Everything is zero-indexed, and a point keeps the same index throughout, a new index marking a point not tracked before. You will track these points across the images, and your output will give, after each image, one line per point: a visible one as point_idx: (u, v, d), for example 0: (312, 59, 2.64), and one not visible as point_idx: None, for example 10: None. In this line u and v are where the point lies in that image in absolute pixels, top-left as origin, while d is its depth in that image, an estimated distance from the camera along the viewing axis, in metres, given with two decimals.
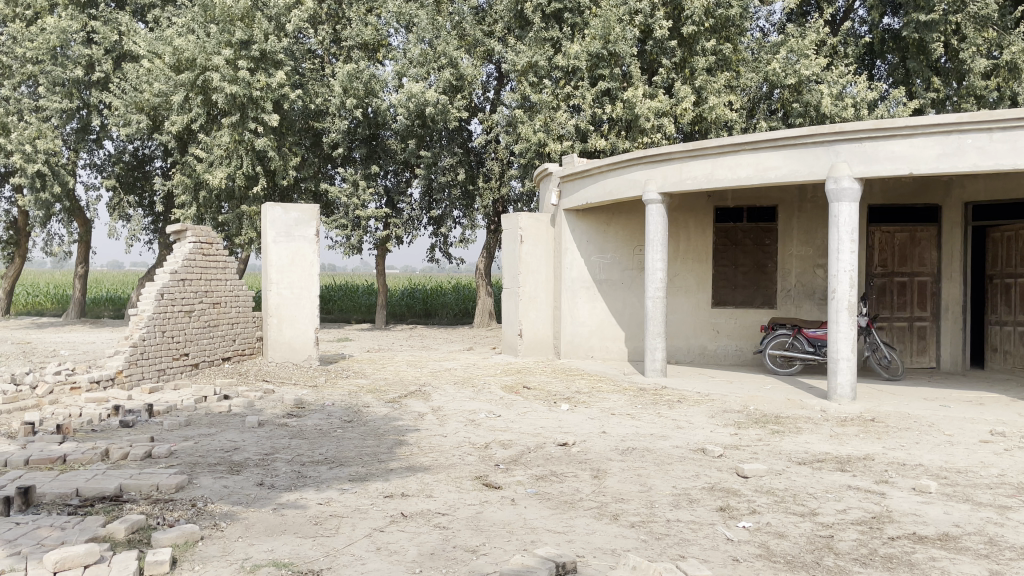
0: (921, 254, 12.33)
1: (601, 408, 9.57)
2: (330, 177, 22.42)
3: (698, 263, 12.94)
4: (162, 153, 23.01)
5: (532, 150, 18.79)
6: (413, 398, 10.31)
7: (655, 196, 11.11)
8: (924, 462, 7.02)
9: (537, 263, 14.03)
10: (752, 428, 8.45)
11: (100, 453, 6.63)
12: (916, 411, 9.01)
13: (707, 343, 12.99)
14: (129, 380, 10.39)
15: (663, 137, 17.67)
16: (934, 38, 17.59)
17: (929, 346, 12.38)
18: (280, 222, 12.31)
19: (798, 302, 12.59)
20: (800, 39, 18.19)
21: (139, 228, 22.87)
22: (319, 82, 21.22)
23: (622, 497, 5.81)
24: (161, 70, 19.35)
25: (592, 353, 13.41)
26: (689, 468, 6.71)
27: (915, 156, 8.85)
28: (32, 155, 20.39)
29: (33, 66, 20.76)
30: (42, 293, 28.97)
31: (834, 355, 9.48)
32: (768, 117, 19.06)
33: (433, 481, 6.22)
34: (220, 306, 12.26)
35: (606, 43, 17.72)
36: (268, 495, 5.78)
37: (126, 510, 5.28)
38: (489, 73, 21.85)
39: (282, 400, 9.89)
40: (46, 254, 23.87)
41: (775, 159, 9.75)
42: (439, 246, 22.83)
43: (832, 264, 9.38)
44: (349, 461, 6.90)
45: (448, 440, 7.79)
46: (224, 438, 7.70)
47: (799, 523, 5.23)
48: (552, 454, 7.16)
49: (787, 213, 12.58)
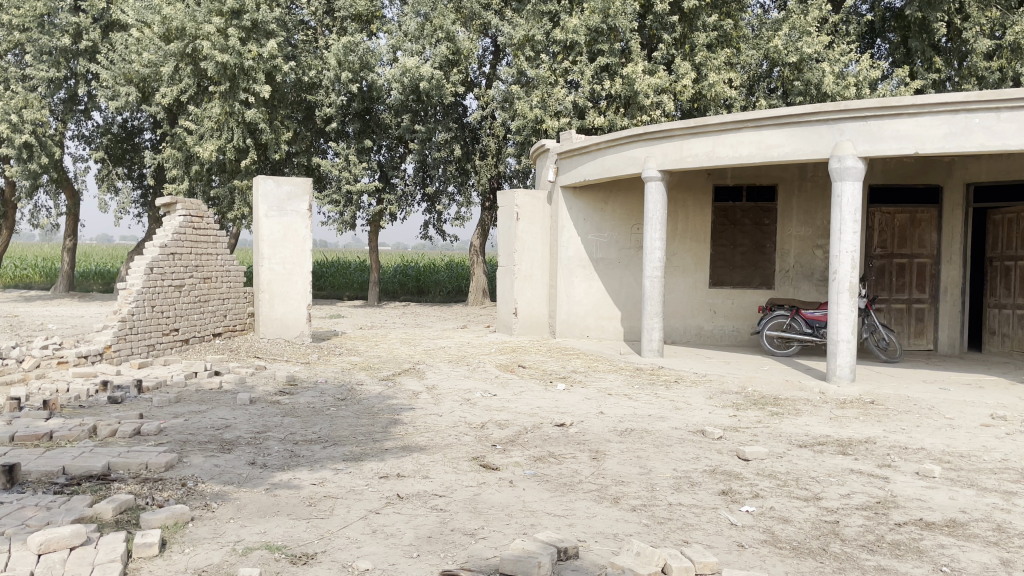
0: (920, 236, 12.21)
1: (597, 388, 9.46)
2: (322, 152, 22.14)
3: (696, 243, 12.80)
4: (152, 125, 22.65)
5: (529, 126, 18.51)
6: (407, 376, 10.18)
7: (655, 174, 10.95)
8: (926, 446, 6.94)
9: (533, 242, 13.86)
10: (751, 409, 8.36)
11: (88, 430, 6.48)
12: (916, 394, 8.93)
13: (704, 324, 12.87)
14: (118, 355, 10.22)
15: (662, 115, 17.49)
16: (937, 17, 17.43)
17: (926, 328, 12.30)
18: (272, 195, 12.07)
19: (796, 283, 12.49)
20: (803, 15, 17.97)
21: (128, 201, 22.57)
22: (312, 54, 20.88)
23: (621, 479, 5.69)
24: (150, 40, 19.01)
25: (588, 332, 13.28)
26: (689, 450, 6.60)
27: (920, 135, 8.70)
28: (19, 125, 20.02)
29: (20, 34, 20.41)
30: (30, 266, 28.66)
31: (833, 337, 9.38)
32: (767, 95, 18.88)
33: (429, 461, 6.10)
34: (210, 281, 12.06)
35: (605, 17, 17.44)
36: (261, 475, 5.64)
37: (114, 489, 5.13)
38: (486, 47, 21.53)
39: (274, 377, 9.73)
40: (34, 226, 23.54)
41: (777, 137, 9.57)
42: (432, 223, 22.65)
43: (834, 246, 9.25)
44: (344, 440, 6.76)
45: (444, 420, 7.66)
46: (215, 415, 7.55)
47: (803, 508, 5.13)
48: (549, 435, 7.04)
49: (786, 193, 12.45)
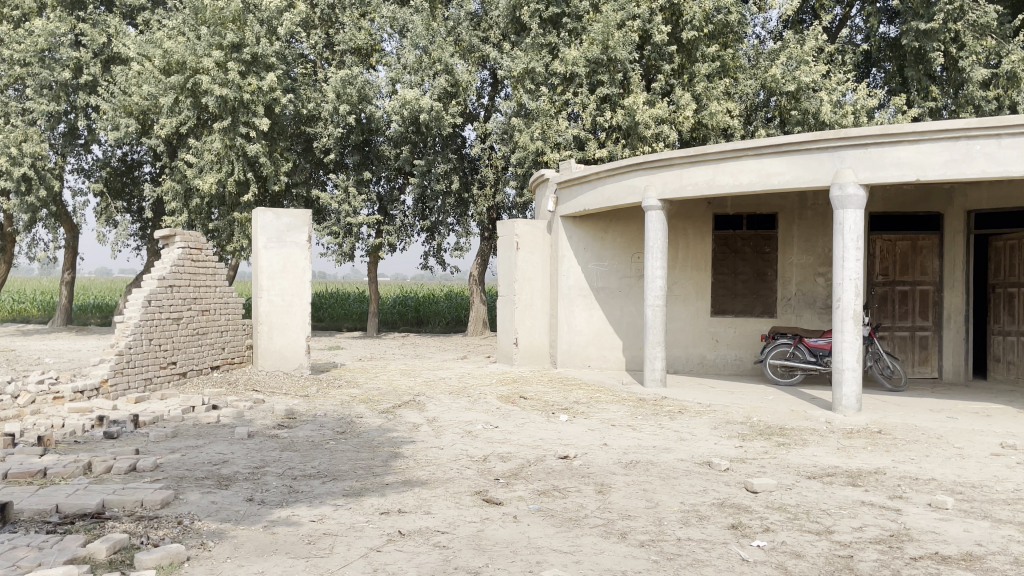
0: (923, 263, 12.15)
1: (600, 420, 9.32)
2: (321, 184, 22.16)
3: (697, 271, 12.75)
4: (151, 159, 22.70)
5: (530, 158, 18.51)
6: (407, 408, 10.04)
7: (655, 203, 10.90)
8: (937, 476, 6.82)
9: (533, 271, 13.80)
10: (757, 440, 8.24)
11: (82, 466, 6.35)
12: (924, 423, 8.81)
13: (706, 352, 12.77)
14: (115, 390, 10.08)
15: (662, 146, 17.54)
16: (934, 47, 17.55)
17: (930, 356, 12.21)
18: (271, 227, 12.05)
19: (798, 311, 12.40)
20: (800, 45, 18.16)
21: (126, 234, 22.50)
22: (312, 87, 21.00)
23: (628, 514, 5.56)
24: (150, 73, 19.09)
25: (589, 362, 13.17)
26: (696, 483, 6.47)
27: (921, 162, 8.67)
28: (19, 158, 20.08)
29: (21, 68, 20.50)
30: (29, 300, 28.53)
31: (838, 366, 9.27)
32: (764, 125, 18.94)
33: (431, 496, 5.97)
34: (208, 313, 11.98)
35: (604, 49, 17.56)
36: (259, 512, 5.51)
37: (108, 528, 5.00)
38: (484, 79, 21.66)
39: (273, 411, 9.59)
40: (32, 259, 23.48)
41: (778, 165, 9.56)
42: (432, 253, 22.58)
43: (837, 273, 9.18)
44: (343, 475, 6.63)
45: (445, 452, 7.53)
46: (212, 451, 7.42)
47: (815, 542, 5.00)
48: (553, 468, 6.91)
49: (787, 221, 12.42)
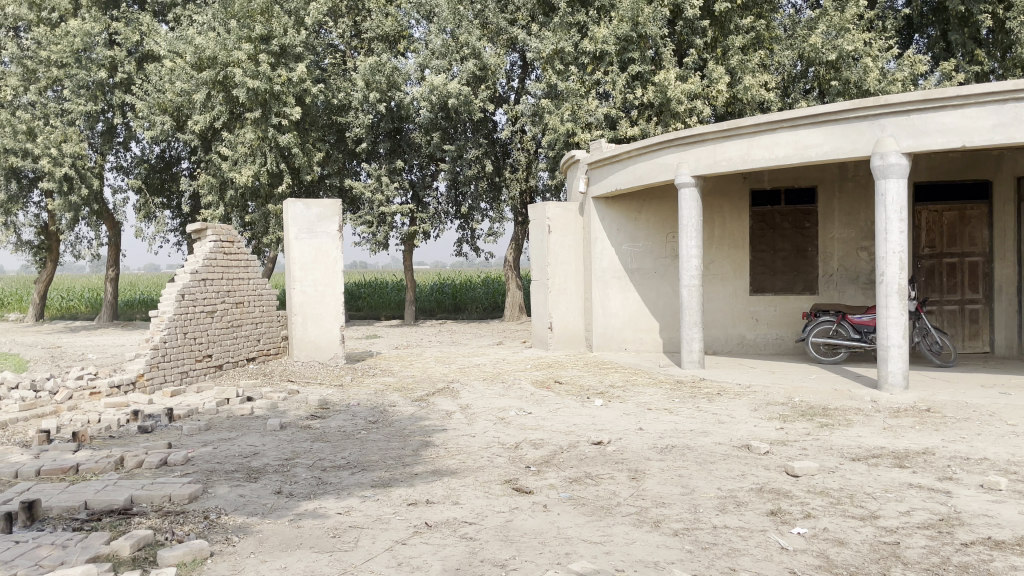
0: (971, 233, 11.68)
1: (636, 403, 9.12)
2: (354, 173, 22.16)
3: (734, 249, 12.43)
4: (188, 154, 22.94)
5: (561, 140, 18.24)
6: (441, 396, 9.95)
7: (688, 180, 10.59)
8: (990, 455, 6.50)
9: (566, 254, 13.58)
10: (799, 421, 7.97)
11: (114, 462, 6.37)
12: (975, 400, 8.44)
13: (746, 332, 12.48)
14: (151, 384, 10.17)
15: (697, 121, 17.17)
16: (980, 10, 16.87)
17: (982, 330, 11.76)
18: (302, 218, 12.00)
19: (841, 287, 12.03)
20: (838, 13, 17.60)
21: (165, 229, 22.77)
22: (342, 76, 20.98)
23: (662, 501, 5.38)
24: (182, 69, 19.20)
25: (626, 345, 12.97)
26: (734, 467, 6.25)
27: (967, 127, 8.27)
28: (59, 159, 20.40)
29: (58, 70, 20.81)
30: (76, 297, 29.14)
31: (883, 343, 8.92)
32: (803, 96, 18.46)
33: (461, 486, 5.84)
34: (242, 305, 12.01)
35: (634, 25, 17.17)
36: (287, 505, 5.45)
37: (134, 524, 4.98)
38: (513, 62, 21.42)
39: (307, 402, 9.57)
40: (76, 257, 23.92)
41: (815, 136, 9.21)
42: (466, 240, 22.46)
43: (880, 246, 8.84)
44: (373, 465, 6.55)
45: (476, 440, 7.41)
46: (244, 443, 7.41)
47: (859, 528, 4.77)
48: (586, 454, 6.74)
49: (827, 194, 12.03)
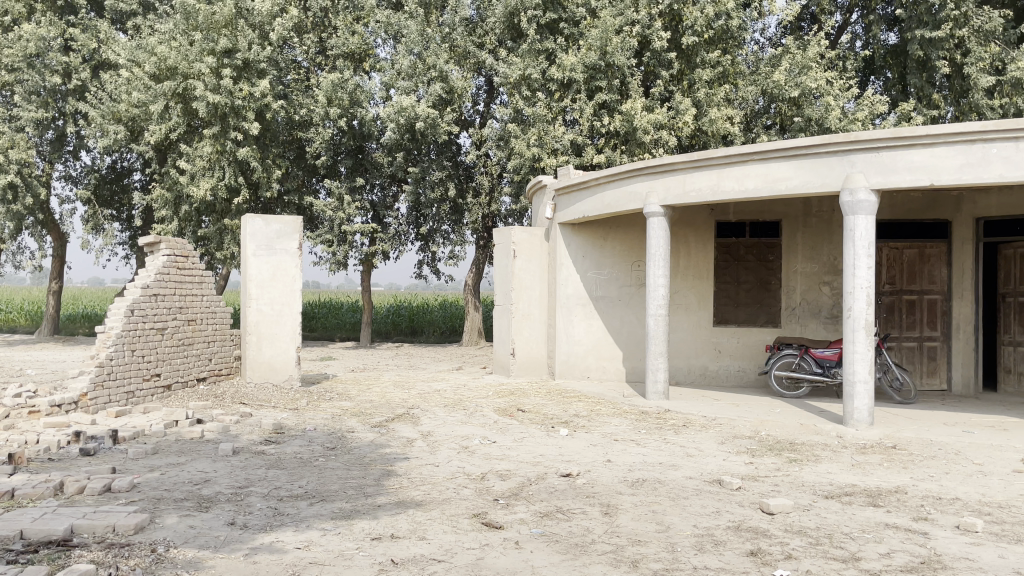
0: (931, 272, 11.83)
1: (602, 434, 8.93)
2: (314, 191, 21.82)
3: (699, 280, 12.39)
4: (142, 166, 22.34)
5: (526, 165, 18.13)
6: (400, 422, 9.64)
7: (657, 209, 10.53)
8: (961, 495, 6.45)
9: (530, 279, 13.41)
10: (768, 456, 7.86)
11: (53, 487, 5.94)
12: (940, 438, 8.44)
13: (709, 363, 12.42)
14: (94, 404, 9.65)
15: (662, 151, 17.24)
16: (938, 56, 17.35)
17: (939, 367, 11.88)
18: (260, 234, 11.64)
19: (803, 321, 12.06)
20: (801, 53, 17.95)
21: (113, 242, 22.04)
22: (304, 93, 20.63)
23: (639, 539, 5.18)
24: (140, 79, 18.72)
25: (588, 373, 12.80)
26: (708, 503, 6.08)
27: (935, 166, 8.34)
28: (4, 165, 19.59)
29: (9, 74, 20.12)
30: (16, 309, 28.05)
31: (850, 378, 8.88)
32: (765, 131, 18.60)
33: (427, 519, 5.57)
34: (194, 323, 11.58)
35: (602, 54, 17.26)
36: (241, 538, 5.11)
37: (74, 557, 4.60)
38: (479, 86, 21.35)
39: (260, 426, 9.17)
40: (17, 268, 22.99)
41: (786, 169, 9.21)
42: (426, 262, 22.20)
43: (847, 281, 8.82)
44: (332, 495, 6.22)
45: (440, 470, 7.13)
46: (193, 469, 7.01)
47: (843, 572, 4.62)
48: (556, 487, 6.52)
49: (790, 228, 12.10)
